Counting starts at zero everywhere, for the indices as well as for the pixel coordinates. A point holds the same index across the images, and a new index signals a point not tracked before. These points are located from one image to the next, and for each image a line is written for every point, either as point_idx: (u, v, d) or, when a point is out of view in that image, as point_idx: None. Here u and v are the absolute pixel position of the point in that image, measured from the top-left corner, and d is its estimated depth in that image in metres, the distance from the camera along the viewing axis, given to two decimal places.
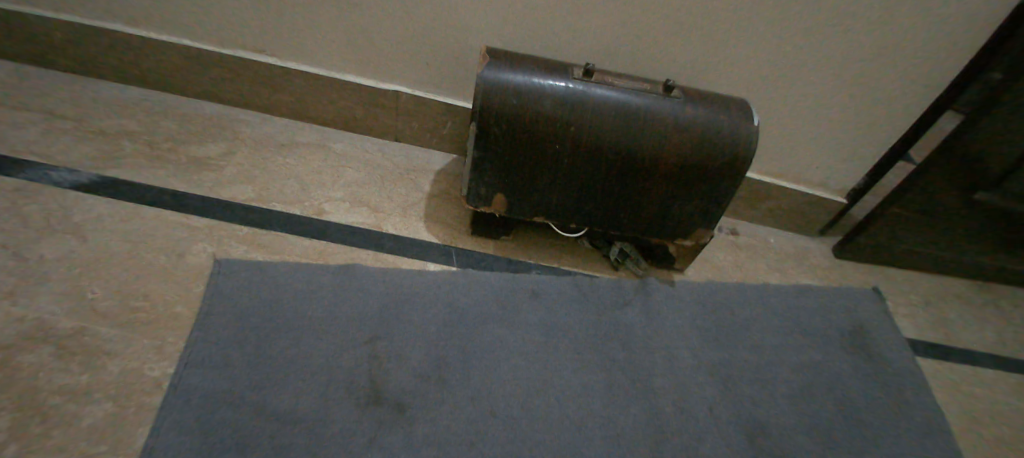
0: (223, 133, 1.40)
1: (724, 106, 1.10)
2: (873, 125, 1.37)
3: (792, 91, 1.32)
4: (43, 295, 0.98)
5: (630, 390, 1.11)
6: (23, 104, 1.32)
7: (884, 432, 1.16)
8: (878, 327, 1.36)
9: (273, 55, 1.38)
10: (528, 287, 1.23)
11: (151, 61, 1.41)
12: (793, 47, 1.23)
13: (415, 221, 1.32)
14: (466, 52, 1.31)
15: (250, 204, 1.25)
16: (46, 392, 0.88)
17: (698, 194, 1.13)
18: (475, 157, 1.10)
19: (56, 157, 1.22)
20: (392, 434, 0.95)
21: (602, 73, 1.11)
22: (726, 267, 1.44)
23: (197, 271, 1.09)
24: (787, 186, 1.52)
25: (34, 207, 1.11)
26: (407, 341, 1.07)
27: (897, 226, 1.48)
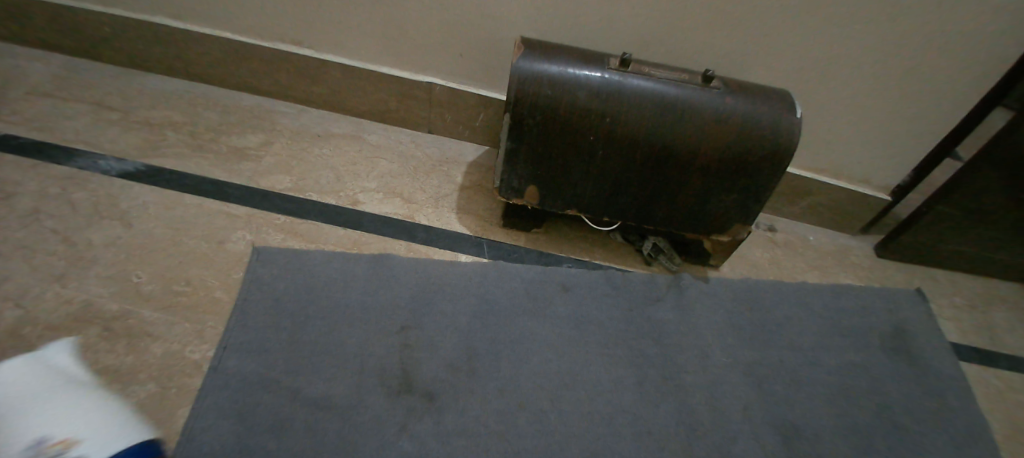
0: (262, 124, 1.43)
1: (765, 98, 1.06)
2: (927, 116, 1.29)
3: (841, 82, 1.26)
4: (92, 279, 1.03)
5: (661, 388, 1.09)
6: (75, 96, 1.38)
7: (927, 440, 1.10)
8: (925, 329, 1.29)
9: (310, 47, 1.40)
10: (560, 281, 1.22)
11: (193, 54, 1.45)
12: (841, 36, 1.17)
13: (447, 213, 1.33)
14: (499, 42, 1.30)
15: (287, 193, 1.28)
16: (94, 372, 0.93)
17: (735, 188, 1.09)
18: (508, 148, 1.09)
19: (105, 146, 1.27)
20: (423, 422, 0.96)
21: (638, 62, 1.08)
22: (762, 264, 1.40)
23: (236, 258, 1.12)
24: (831, 182, 1.46)
25: (84, 195, 1.16)
26: (439, 331, 1.08)
27: (944, 226, 1.40)
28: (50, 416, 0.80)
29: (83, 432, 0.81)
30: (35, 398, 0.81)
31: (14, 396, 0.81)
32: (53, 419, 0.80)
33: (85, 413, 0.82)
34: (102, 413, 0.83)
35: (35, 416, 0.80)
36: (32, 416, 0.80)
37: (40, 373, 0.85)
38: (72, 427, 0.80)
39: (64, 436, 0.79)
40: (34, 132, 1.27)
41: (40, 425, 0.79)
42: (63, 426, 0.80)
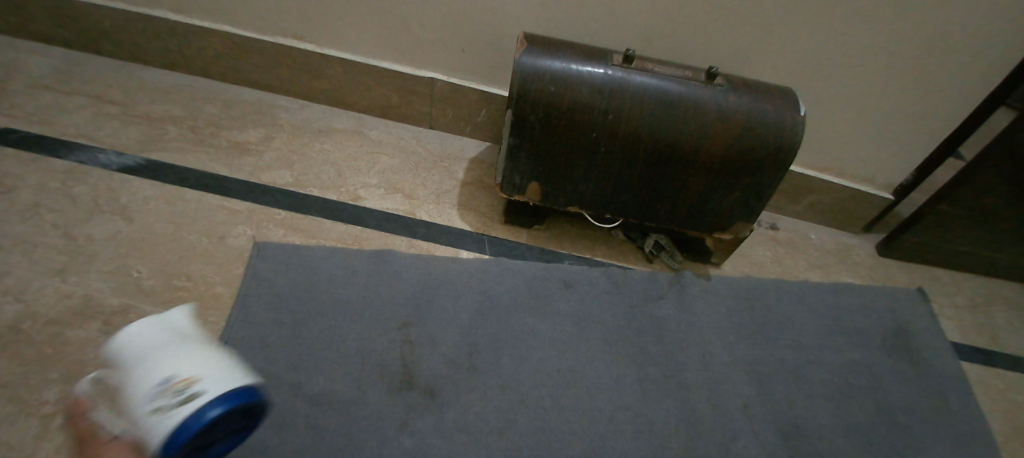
0: (263, 119, 1.43)
1: (769, 95, 1.05)
2: (931, 115, 1.28)
3: (845, 80, 1.25)
4: (92, 273, 1.03)
5: (661, 386, 1.09)
6: (76, 90, 1.38)
7: (927, 439, 1.10)
8: (926, 328, 1.29)
9: (311, 41, 1.40)
10: (561, 278, 1.21)
11: (194, 48, 1.44)
12: (846, 34, 1.17)
13: (448, 209, 1.32)
14: (501, 38, 1.30)
15: (288, 189, 1.27)
16: (94, 367, 0.93)
17: (738, 186, 1.09)
18: (510, 144, 1.08)
19: (106, 140, 1.27)
20: (424, 418, 0.96)
21: (641, 59, 1.08)
22: (764, 263, 1.40)
23: (237, 253, 1.12)
24: (833, 180, 1.45)
25: (84, 189, 1.16)
26: (440, 327, 1.08)
27: (945, 225, 1.39)
28: (175, 358, 0.80)
29: (205, 373, 0.80)
30: (161, 343, 0.82)
31: (142, 343, 0.82)
32: (178, 360, 0.80)
33: (205, 359, 0.82)
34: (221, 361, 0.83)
35: (162, 358, 0.80)
36: (160, 358, 0.80)
37: (163, 324, 0.86)
38: (197, 368, 0.80)
39: (188, 376, 0.79)
40: (34, 126, 1.26)
41: (166, 365, 0.79)
42: (188, 367, 0.80)
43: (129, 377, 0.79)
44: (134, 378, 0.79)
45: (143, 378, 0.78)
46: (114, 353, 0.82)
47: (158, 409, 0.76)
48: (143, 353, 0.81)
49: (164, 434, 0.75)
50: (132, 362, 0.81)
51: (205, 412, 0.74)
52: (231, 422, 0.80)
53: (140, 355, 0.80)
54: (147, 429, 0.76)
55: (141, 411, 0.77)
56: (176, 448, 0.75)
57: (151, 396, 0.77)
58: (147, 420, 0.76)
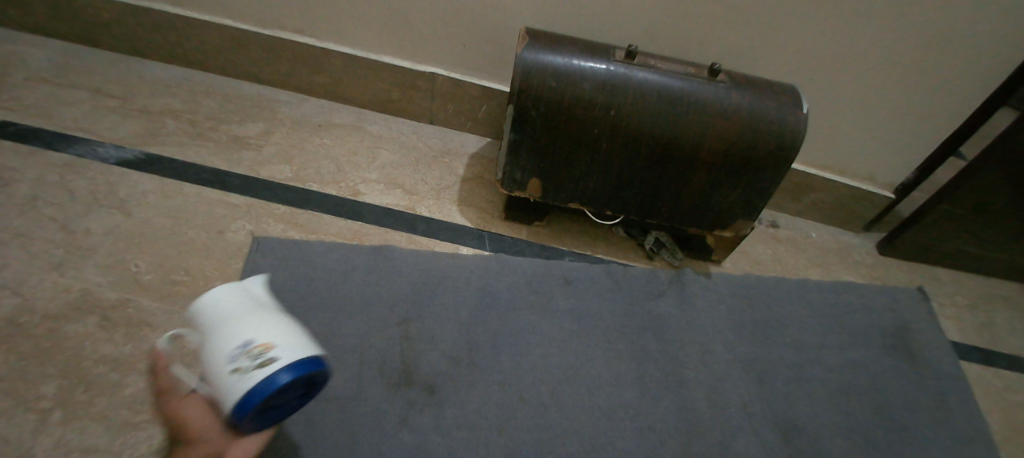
0: (263, 113, 1.42)
1: (771, 92, 1.04)
2: (934, 113, 1.27)
3: (848, 78, 1.24)
4: (90, 267, 1.03)
5: (661, 383, 1.09)
6: (74, 83, 1.37)
7: (926, 438, 1.10)
8: (927, 328, 1.28)
9: (312, 35, 1.39)
10: (561, 275, 1.21)
11: (194, 41, 1.43)
12: (850, 32, 1.16)
13: (449, 205, 1.32)
14: (502, 33, 1.29)
15: (288, 183, 1.27)
16: (92, 361, 0.92)
17: (740, 184, 1.08)
18: (511, 140, 1.08)
19: (104, 134, 1.26)
20: (423, 414, 0.96)
21: (643, 55, 1.07)
22: (764, 261, 1.39)
23: (236, 248, 1.11)
24: (835, 178, 1.45)
25: (82, 183, 1.15)
26: (440, 324, 1.08)
27: (946, 225, 1.39)
28: (252, 322, 0.78)
29: (280, 340, 0.77)
30: (239, 305, 0.80)
31: (221, 304, 0.79)
32: (254, 324, 0.77)
33: (278, 325, 0.79)
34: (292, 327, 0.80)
35: (240, 320, 0.77)
36: (238, 320, 0.78)
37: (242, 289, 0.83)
38: (271, 334, 0.77)
39: (263, 341, 0.76)
40: (32, 119, 1.26)
41: (243, 328, 0.77)
42: (263, 332, 0.77)
43: (208, 336, 0.78)
44: (213, 338, 0.77)
45: (222, 338, 0.76)
46: (196, 310, 0.81)
47: (234, 371, 0.74)
48: (222, 314, 0.78)
49: (238, 396, 0.73)
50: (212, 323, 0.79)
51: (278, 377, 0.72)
52: (300, 391, 0.78)
53: (220, 315, 0.78)
54: (224, 389, 0.74)
55: (218, 371, 0.75)
56: (249, 411, 0.73)
57: (230, 357, 0.75)
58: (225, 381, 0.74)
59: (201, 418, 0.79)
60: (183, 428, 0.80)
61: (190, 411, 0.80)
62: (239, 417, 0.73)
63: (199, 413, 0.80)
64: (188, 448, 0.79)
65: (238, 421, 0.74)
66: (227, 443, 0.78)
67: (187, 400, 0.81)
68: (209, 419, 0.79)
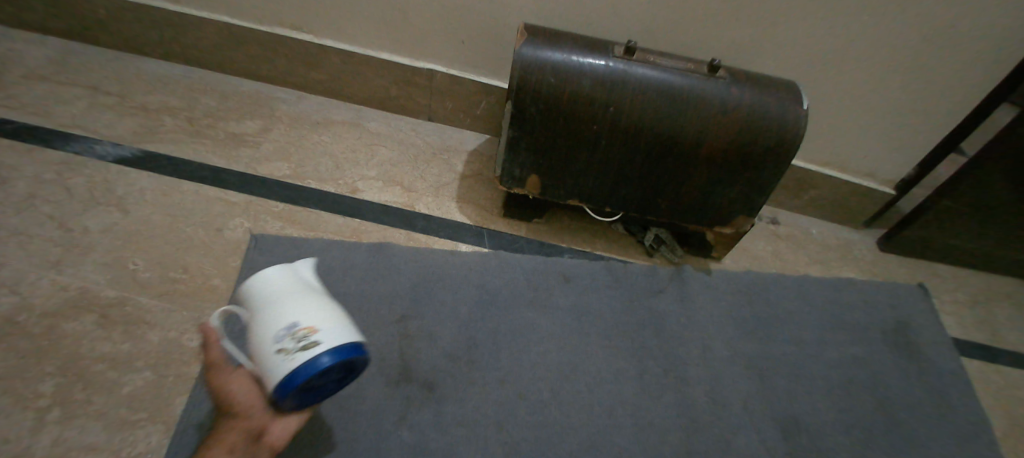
0: (261, 110, 1.42)
1: (772, 88, 1.04)
2: (934, 109, 1.27)
3: (848, 74, 1.24)
4: (88, 265, 1.02)
5: (661, 380, 1.08)
6: (72, 80, 1.37)
7: (926, 435, 1.10)
8: (928, 324, 1.28)
9: (310, 32, 1.38)
10: (561, 272, 1.21)
11: (191, 38, 1.42)
12: (850, 27, 1.15)
13: (448, 202, 1.31)
14: (501, 29, 1.28)
15: (286, 181, 1.26)
16: (90, 359, 0.92)
17: (740, 180, 1.08)
18: (510, 136, 1.07)
19: (102, 132, 1.26)
20: (422, 412, 0.96)
21: (643, 51, 1.06)
22: (764, 257, 1.39)
23: (234, 246, 1.11)
24: (835, 175, 1.44)
25: (80, 180, 1.15)
26: (439, 321, 1.07)
27: (947, 221, 1.38)
28: (299, 303, 0.77)
29: (324, 324, 0.76)
30: (288, 286, 0.79)
31: (270, 283, 0.79)
32: (301, 306, 0.77)
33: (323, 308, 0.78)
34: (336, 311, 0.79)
35: (288, 301, 0.77)
36: (285, 300, 0.77)
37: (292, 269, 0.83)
38: (317, 317, 0.76)
39: (308, 324, 0.75)
40: (30, 117, 1.25)
41: (290, 309, 0.76)
42: (309, 315, 0.76)
43: (256, 314, 0.78)
44: (261, 316, 0.77)
45: (268, 317, 0.76)
46: (247, 287, 0.80)
47: (279, 351, 0.73)
48: (271, 293, 0.78)
49: (281, 376, 0.73)
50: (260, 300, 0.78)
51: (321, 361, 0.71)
52: (341, 377, 0.77)
53: (269, 295, 0.78)
54: (269, 368, 0.74)
55: (264, 349, 0.75)
56: (291, 392, 0.73)
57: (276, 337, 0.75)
58: (270, 360, 0.74)
59: (251, 396, 0.79)
60: (229, 402, 0.79)
61: (237, 387, 0.79)
62: (281, 397, 0.73)
63: (248, 390, 0.79)
64: (232, 423, 0.79)
65: (280, 401, 0.74)
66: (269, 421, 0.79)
67: (233, 374, 0.79)
68: (255, 396, 0.79)
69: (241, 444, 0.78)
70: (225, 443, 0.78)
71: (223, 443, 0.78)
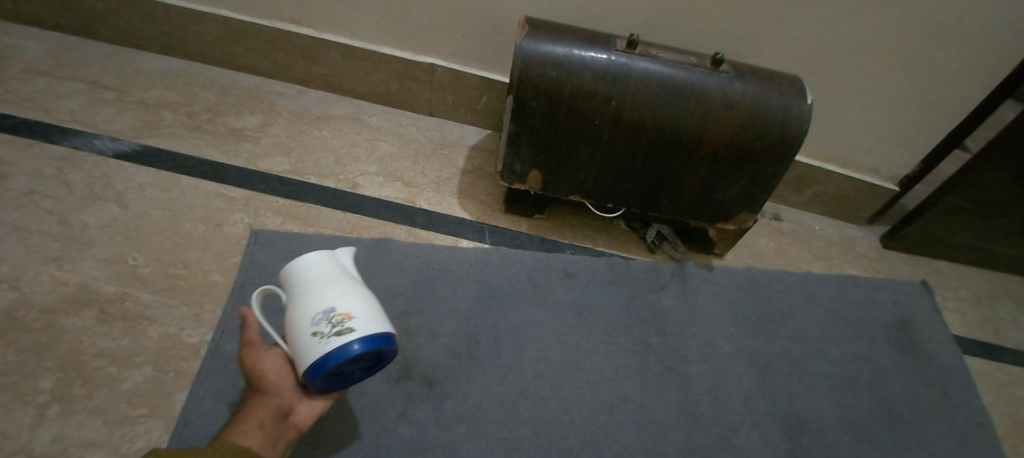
0: (261, 105, 1.41)
1: (776, 83, 1.03)
2: (939, 105, 1.25)
3: (852, 69, 1.22)
4: (87, 261, 1.02)
5: (662, 377, 1.08)
6: (71, 75, 1.36)
7: (928, 433, 1.09)
8: (931, 322, 1.27)
9: (309, 26, 1.37)
10: (562, 268, 1.20)
11: (190, 32, 1.42)
12: (855, 21, 1.14)
13: (448, 198, 1.31)
14: (503, 23, 1.27)
15: (286, 176, 1.26)
16: (90, 355, 0.92)
17: (743, 176, 1.07)
18: (511, 131, 1.06)
19: (101, 126, 1.25)
20: (423, 408, 0.96)
21: (645, 45, 1.05)
22: (766, 253, 1.38)
23: (234, 241, 1.11)
24: (838, 171, 1.43)
25: (78, 175, 1.14)
26: (439, 317, 1.07)
27: (950, 218, 1.37)
28: (337, 288, 0.77)
29: (360, 312, 0.76)
30: (328, 271, 0.79)
31: (311, 266, 0.79)
32: (339, 292, 0.77)
33: (360, 295, 0.79)
34: (371, 299, 0.79)
35: (327, 286, 0.77)
36: (323, 285, 0.77)
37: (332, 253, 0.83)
38: (353, 304, 0.76)
39: (345, 310, 0.75)
40: (28, 111, 1.25)
41: (328, 294, 0.76)
42: (347, 301, 0.76)
43: (295, 295, 0.78)
44: (299, 297, 0.77)
45: (307, 299, 0.76)
46: (287, 267, 0.80)
47: (314, 335, 0.74)
48: (313, 276, 0.78)
49: (315, 358, 0.74)
50: (300, 282, 0.78)
51: (354, 348, 0.73)
52: (370, 364, 0.78)
53: (310, 278, 0.78)
54: (302, 349, 0.75)
55: (299, 330, 0.76)
56: (322, 374, 0.74)
57: (312, 319, 0.75)
58: (305, 341, 0.75)
59: (283, 374, 0.81)
60: (260, 379, 0.80)
61: (270, 365, 0.81)
62: (312, 379, 0.75)
63: (280, 368, 0.81)
64: (262, 400, 0.80)
65: (311, 381, 0.75)
66: (297, 401, 0.82)
67: (268, 352, 0.81)
68: (287, 375, 0.81)
69: (272, 421, 0.79)
70: (254, 419, 0.78)
71: (253, 419, 0.78)
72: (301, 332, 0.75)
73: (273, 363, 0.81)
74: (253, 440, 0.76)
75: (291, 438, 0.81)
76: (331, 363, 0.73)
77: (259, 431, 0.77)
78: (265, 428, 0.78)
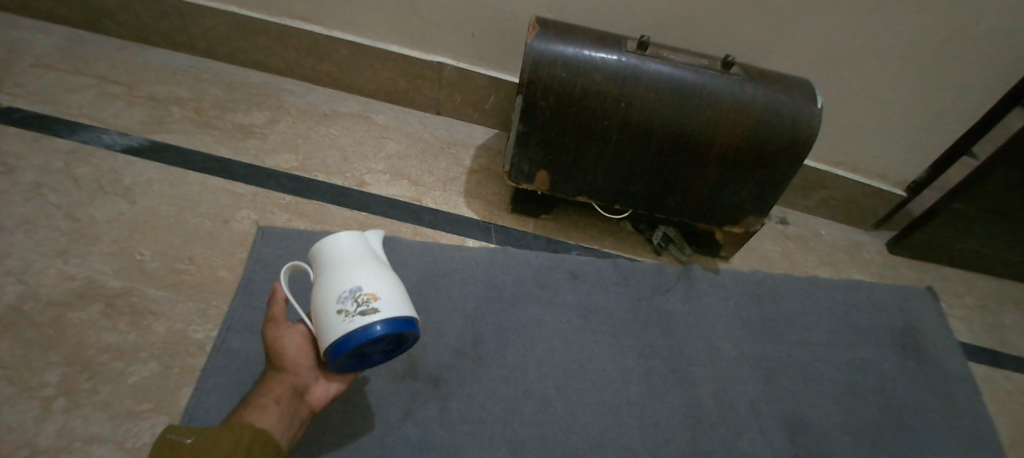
0: (269, 102, 1.41)
1: (787, 86, 1.02)
2: (950, 111, 1.24)
3: (862, 74, 1.22)
4: (94, 255, 1.02)
5: (668, 380, 1.07)
6: (80, 69, 1.36)
7: (933, 440, 1.09)
8: (938, 328, 1.26)
9: (318, 23, 1.37)
10: (568, 269, 1.20)
11: (199, 28, 1.42)
12: (866, 26, 1.13)
13: (455, 197, 1.31)
14: (512, 22, 1.27)
15: (294, 173, 1.26)
16: (95, 349, 0.92)
17: (752, 179, 1.07)
18: (520, 131, 1.06)
19: (109, 121, 1.26)
20: (427, 407, 0.96)
21: (656, 46, 1.05)
22: (773, 257, 1.38)
23: (241, 237, 1.11)
24: (846, 175, 1.43)
25: (86, 170, 1.15)
26: (445, 316, 1.07)
27: (958, 224, 1.36)
28: (366, 267, 0.74)
29: (387, 294, 0.73)
30: (358, 251, 0.76)
31: (340, 245, 0.76)
32: (367, 271, 0.74)
33: (387, 277, 0.75)
34: (398, 282, 0.76)
35: (355, 265, 0.74)
36: (351, 264, 0.74)
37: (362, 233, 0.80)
38: (381, 285, 0.73)
39: (372, 289, 0.72)
40: (37, 106, 1.25)
41: (356, 272, 0.73)
42: (374, 281, 0.73)
43: (322, 273, 0.75)
44: (327, 274, 0.74)
45: (334, 277, 0.73)
46: (316, 244, 0.78)
47: (339, 313, 0.71)
48: (342, 254, 0.75)
49: (337, 336, 0.70)
50: (328, 260, 0.75)
51: (378, 328, 0.69)
52: (391, 347, 0.74)
53: (339, 256, 0.75)
54: (325, 328, 0.72)
55: (324, 307, 0.73)
56: (343, 353, 0.71)
57: (338, 297, 0.72)
58: (329, 319, 0.72)
59: (303, 353, 0.80)
60: (281, 356, 0.79)
61: (292, 342, 0.79)
62: (332, 357, 0.71)
63: (301, 347, 0.80)
64: (281, 376, 0.79)
65: (331, 360, 0.72)
66: (314, 380, 0.81)
67: (290, 329, 0.80)
68: (307, 353, 0.80)
69: (289, 398, 0.78)
70: (272, 395, 0.78)
71: (271, 395, 0.77)
72: (325, 310, 0.72)
73: (295, 340, 0.80)
74: (270, 418, 0.75)
75: (305, 417, 0.80)
76: (354, 343, 0.70)
77: (276, 408, 0.76)
78: (282, 406, 0.77)
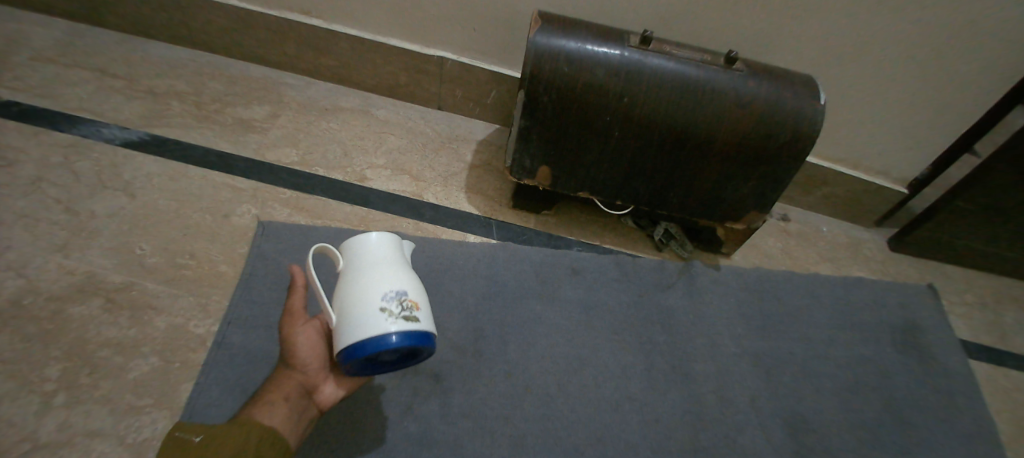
0: (270, 96, 1.40)
1: (791, 82, 1.02)
2: (952, 109, 1.24)
3: (865, 71, 1.21)
4: (94, 250, 1.02)
5: (669, 376, 1.07)
6: (80, 63, 1.35)
7: (932, 437, 1.09)
8: (939, 325, 1.26)
9: (319, 17, 1.36)
10: (569, 265, 1.19)
11: (199, 21, 1.41)
12: (869, 23, 1.12)
13: (456, 192, 1.30)
14: (514, 16, 1.26)
15: (294, 167, 1.25)
16: (95, 344, 0.92)
17: (753, 176, 1.06)
18: (521, 126, 1.06)
19: (108, 115, 1.25)
20: (428, 403, 0.96)
21: (659, 41, 1.04)
22: (774, 254, 1.37)
23: (241, 232, 1.10)
24: (847, 172, 1.42)
25: (85, 164, 1.14)
26: (445, 312, 1.07)
27: (959, 222, 1.36)
28: (408, 275, 0.75)
29: (424, 306, 0.74)
30: (400, 257, 0.77)
31: (386, 248, 0.76)
32: (408, 278, 0.75)
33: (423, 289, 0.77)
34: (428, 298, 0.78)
35: (401, 269, 0.75)
36: (397, 268, 0.74)
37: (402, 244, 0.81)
38: (421, 296, 0.75)
39: (415, 298, 0.73)
40: (36, 99, 1.24)
41: (400, 276, 0.74)
42: (415, 289, 0.74)
43: (363, 267, 0.74)
44: (369, 270, 0.73)
45: (380, 275, 0.73)
46: (357, 239, 0.76)
47: (381, 311, 0.70)
48: (385, 255, 0.75)
49: (373, 333, 0.69)
50: (373, 258, 0.75)
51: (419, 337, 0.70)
52: (405, 358, 0.73)
53: (385, 257, 0.75)
54: (359, 320, 0.69)
55: (361, 301, 0.71)
56: (372, 351, 0.68)
57: (382, 295, 0.71)
58: (368, 312, 0.70)
59: (315, 352, 0.78)
60: (291, 354, 0.78)
61: (304, 340, 0.78)
62: (356, 355, 0.69)
63: (313, 346, 0.78)
64: (291, 373, 0.79)
65: (354, 355, 0.69)
66: (324, 380, 0.80)
67: (306, 326, 0.79)
68: (320, 353, 0.79)
69: (296, 397, 0.78)
70: (280, 392, 0.78)
71: (280, 392, 0.77)
72: (367, 303, 0.70)
73: (308, 338, 0.78)
74: (277, 416, 0.75)
75: (312, 416, 0.79)
76: (392, 343, 0.69)
77: (284, 407, 0.76)
78: (289, 404, 0.77)
